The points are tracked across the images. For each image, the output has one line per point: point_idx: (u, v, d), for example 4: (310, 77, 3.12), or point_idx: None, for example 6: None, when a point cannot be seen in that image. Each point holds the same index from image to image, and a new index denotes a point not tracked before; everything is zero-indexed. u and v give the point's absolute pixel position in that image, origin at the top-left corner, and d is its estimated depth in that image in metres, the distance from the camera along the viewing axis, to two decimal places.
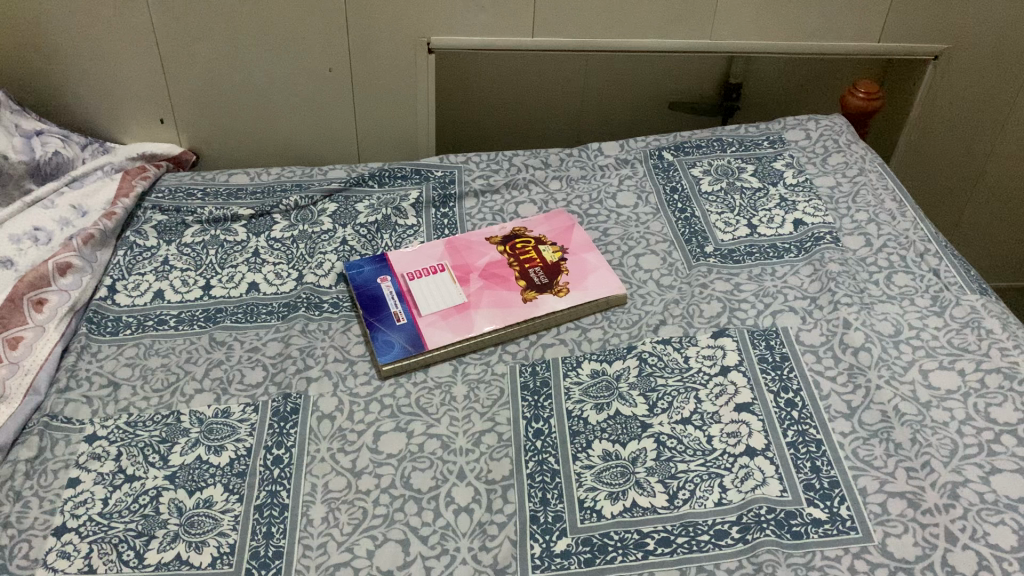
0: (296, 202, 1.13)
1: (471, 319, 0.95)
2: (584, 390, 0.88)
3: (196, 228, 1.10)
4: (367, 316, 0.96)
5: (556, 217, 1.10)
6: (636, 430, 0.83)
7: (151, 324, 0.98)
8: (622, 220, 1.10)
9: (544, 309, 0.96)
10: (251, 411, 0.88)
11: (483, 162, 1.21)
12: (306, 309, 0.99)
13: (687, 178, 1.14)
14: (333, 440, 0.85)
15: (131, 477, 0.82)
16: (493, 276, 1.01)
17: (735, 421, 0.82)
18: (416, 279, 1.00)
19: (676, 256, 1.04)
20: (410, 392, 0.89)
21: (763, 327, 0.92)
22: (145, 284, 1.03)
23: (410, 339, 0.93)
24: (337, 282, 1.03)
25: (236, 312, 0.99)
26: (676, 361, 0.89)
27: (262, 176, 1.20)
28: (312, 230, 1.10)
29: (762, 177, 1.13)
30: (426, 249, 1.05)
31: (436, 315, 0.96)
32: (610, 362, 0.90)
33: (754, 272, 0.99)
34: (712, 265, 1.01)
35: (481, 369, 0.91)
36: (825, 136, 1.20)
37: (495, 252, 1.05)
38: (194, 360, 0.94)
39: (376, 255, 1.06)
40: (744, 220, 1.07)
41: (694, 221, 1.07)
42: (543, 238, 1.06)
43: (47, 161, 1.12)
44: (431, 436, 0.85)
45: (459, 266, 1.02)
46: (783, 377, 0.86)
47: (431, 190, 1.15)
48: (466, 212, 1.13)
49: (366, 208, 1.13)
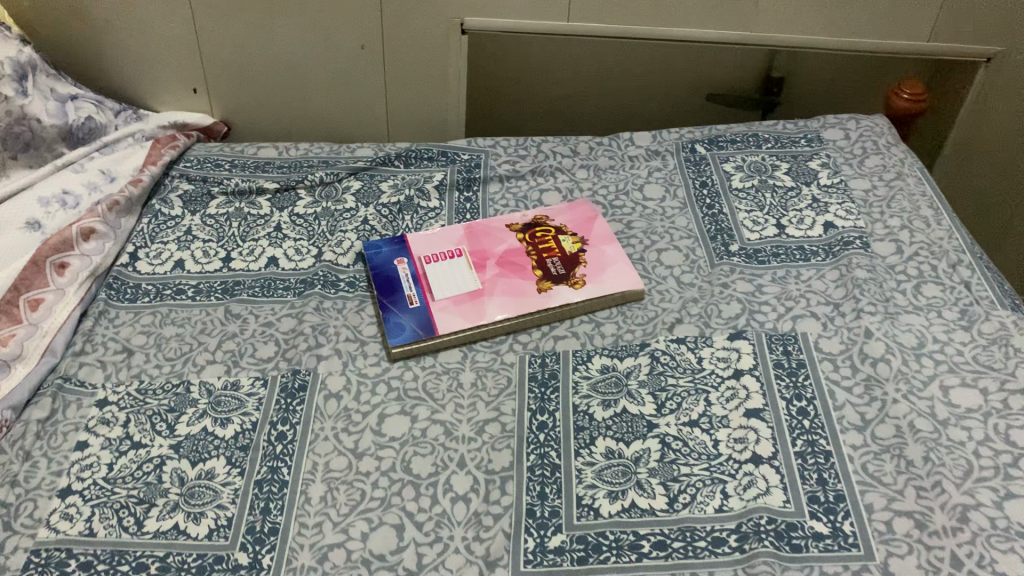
0: (321, 179, 1.13)
1: (484, 307, 0.94)
2: (592, 384, 0.87)
3: (221, 200, 1.11)
4: (381, 297, 0.96)
5: (579, 207, 1.07)
6: (642, 429, 0.82)
7: (168, 294, 0.99)
8: (645, 213, 1.08)
9: (558, 301, 0.94)
10: (260, 385, 0.89)
11: (510, 147, 1.19)
12: (322, 287, 0.99)
13: (718, 173, 1.13)
14: (337, 420, 0.85)
15: (137, 444, 0.84)
16: (509, 264, 0.99)
17: (744, 427, 0.80)
18: (432, 263, 0.99)
19: (699, 254, 1.01)
20: (418, 376, 0.89)
21: (781, 331, 0.90)
22: (166, 253, 1.04)
23: (422, 326, 0.92)
24: (355, 261, 1.03)
25: (254, 286, 1.00)
26: (689, 362, 0.87)
27: (290, 151, 1.20)
28: (335, 208, 1.10)
29: (795, 176, 1.11)
30: (444, 234, 1.04)
31: (449, 301, 0.95)
32: (621, 358, 0.89)
33: (778, 275, 0.97)
34: (735, 265, 0.98)
35: (490, 358, 0.91)
36: (865, 137, 1.17)
37: (514, 239, 1.02)
38: (208, 332, 0.95)
39: (395, 236, 1.04)
40: (771, 221, 1.04)
41: (721, 219, 1.05)
42: (564, 227, 1.04)
43: (80, 126, 1.13)
44: (435, 421, 0.85)
45: (476, 252, 1.01)
46: (797, 385, 0.84)
47: (456, 173, 1.14)
48: (490, 197, 1.12)
49: (389, 188, 1.13)
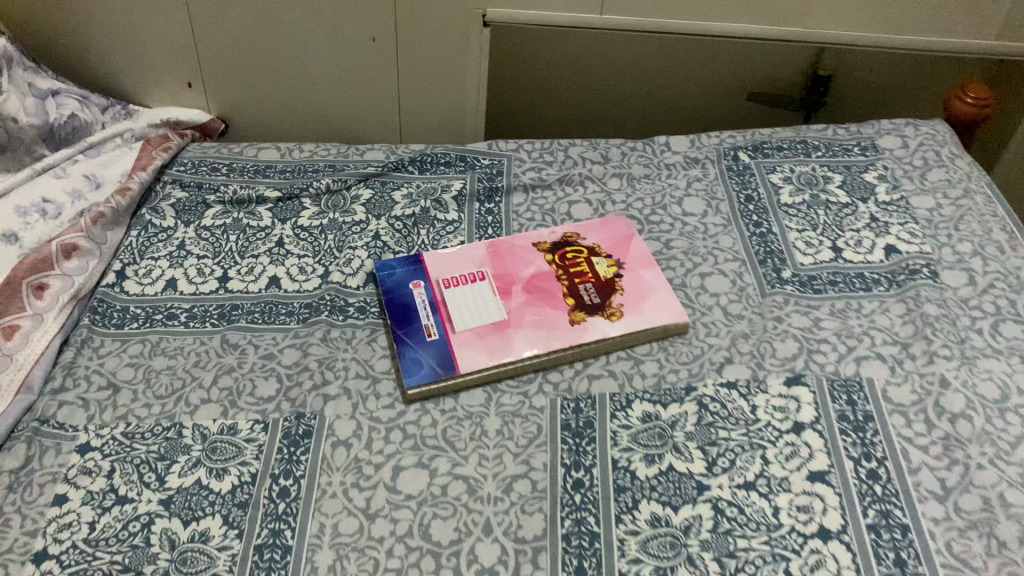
0: (329, 186, 1.03)
1: (511, 340, 0.84)
2: (633, 436, 0.77)
3: (217, 209, 1.01)
4: (395, 327, 0.86)
5: (613, 223, 0.97)
6: (691, 492, 0.73)
7: (159, 319, 0.89)
8: (686, 231, 0.97)
9: (593, 335, 0.84)
10: (260, 430, 0.80)
11: (534, 152, 1.09)
12: (329, 313, 0.89)
13: (764, 185, 1.02)
14: (347, 473, 0.76)
15: (123, 499, 0.74)
16: (537, 290, 0.89)
17: (808, 493, 0.71)
18: (452, 287, 0.89)
19: (747, 279, 0.91)
20: (436, 421, 0.80)
21: (844, 376, 0.80)
22: (157, 271, 0.94)
23: (442, 361, 0.83)
24: (365, 282, 0.93)
25: (253, 311, 0.90)
26: (742, 411, 0.78)
27: (293, 153, 1.10)
28: (343, 221, 1.00)
29: (850, 190, 1.01)
30: (464, 252, 0.94)
31: (471, 332, 0.85)
32: (665, 405, 0.79)
33: (838, 306, 0.87)
34: (789, 294, 0.88)
35: (517, 401, 0.81)
36: (925, 146, 1.06)
37: (543, 260, 0.92)
38: (203, 365, 0.85)
39: (410, 255, 0.94)
40: (826, 242, 0.94)
41: (770, 239, 0.95)
42: (597, 248, 0.94)
43: (61, 126, 1.03)
44: (457, 476, 0.76)
45: (500, 275, 0.91)
46: (866, 442, 0.74)
47: (476, 182, 1.04)
48: (513, 209, 1.01)
49: (402, 197, 1.02)
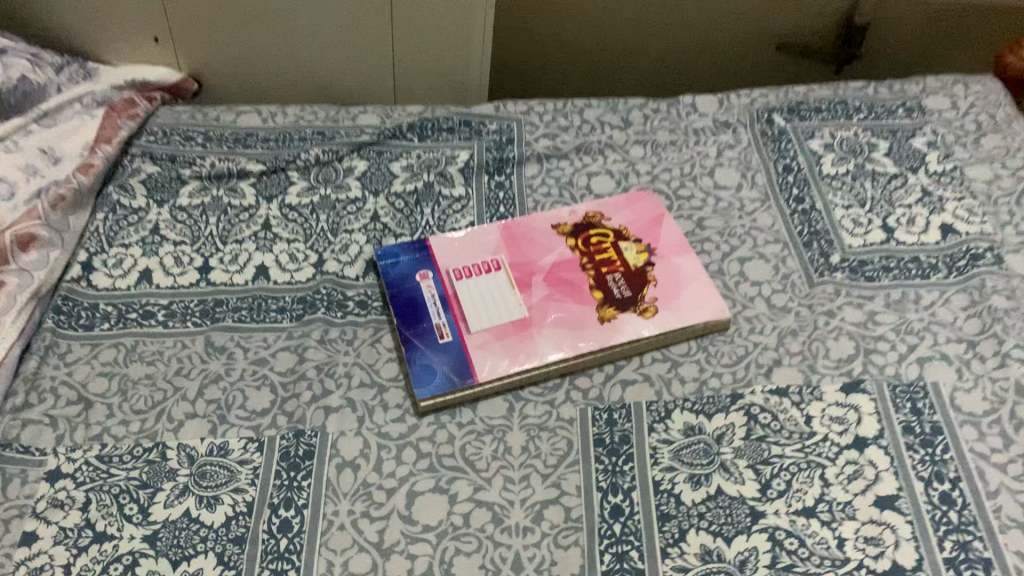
0: (318, 157, 0.92)
1: (534, 341, 0.75)
2: (675, 453, 0.69)
3: (194, 185, 0.89)
4: (402, 328, 0.76)
5: (641, 201, 0.87)
6: (744, 520, 0.65)
7: (133, 318, 0.79)
8: (719, 208, 0.88)
9: (625, 335, 0.75)
10: (254, 451, 0.71)
11: (546, 115, 0.98)
12: (326, 309, 0.79)
13: (804, 153, 0.93)
14: (356, 500, 0.68)
15: (101, 536, 0.66)
16: (560, 282, 0.80)
17: (876, 521, 0.64)
18: (465, 279, 0.80)
19: (792, 265, 0.82)
20: (453, 437, 0.71)
21: (907, 380, 0.72)
22: (129, 260, 0.83)
23: (457, 368, 0.73)
24: (365, 272, 0.82)
25: (240, 307, 0.80)
26: (796, 423, 0.70)
27: (276, 118, 0.98)
28: (337, 198, 0.89)
29: (898, 159, 0.92)
30: (476, 237, 0.84)
31: (489, 332, 0.76)
32: (709, 416, 0.71)
33: (894, 296, 0.79)
34: (840, 283, 0.80)
35: (543, 412, 0.72)
36: (977, 108, 0.97)
37: (564, 247, 0.83)
38: (186, 373, 0.75)
39: (415, 240, 0.84)
40: (875, 221, 0.85)
41: (815, 218, 0.86)
42: (624, 231, 0.84)
43: (11, 91, 0.90)
44: (479, 503, 0.67)
45: (518, 265, 0.81)
46: (936, 460, 0.67)
47: (484, 152, 0.93)
48: (527, 182, 0.91)
49: (401, 170, 0.91)
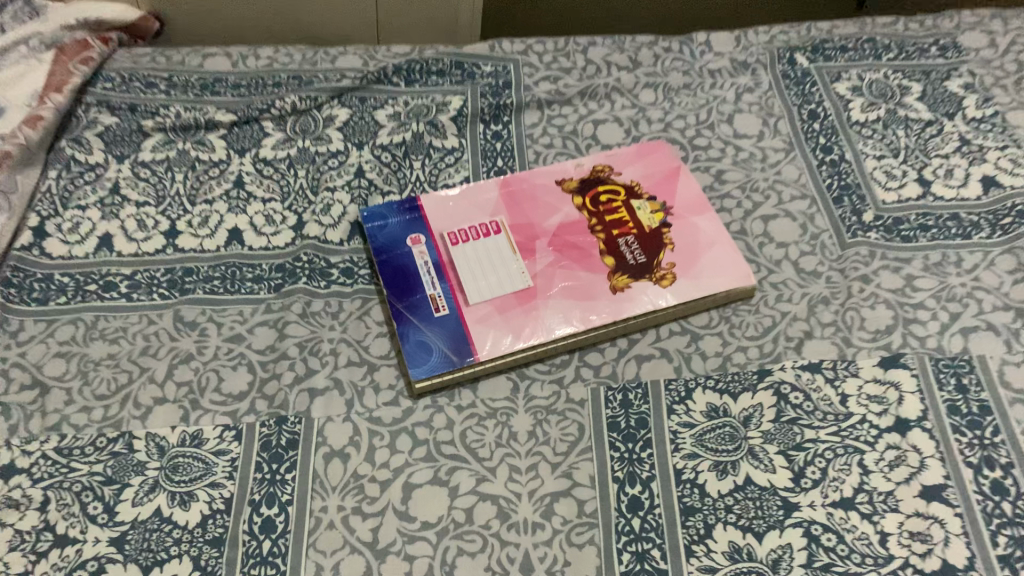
0: (295, 104, 0.83)
1: (540, 314, 0.68)
2: (698, 437, 0.63)
3: (158, 138, 0.80)
4: (393, 300, 0.69)
5: (654, 153, 0.79)
6: (777, 513, 0.59)
7: (93, 290, 0.71)
8: (739, 160, 0.80)
9: (640, 306, 0.68)
10: (232, 440, 0.63)
11: (546, 56, 0.89)
12: (308, 278, 0.72)
13: (830, 98, 0.85)
14: (346, 495, 0.61)
15: (63, 540, 0.59)
16: (567, 246, 0.72)
17: (922, 514, 0.58)
18: (462, 243, 0.72)
19: (820, 224, 0.75)
20: (453, 422, 0.64)
21: (951, 354, 0.66)
22: (86, 224, 0.74)
23: (455, 345, 0.66)
24: (350, 235, 0.74)
25: (212, 277, 0.72)
26: (831, 403, 0.64)
27: (248, 61, 0.88)
28: (317, 151, 0.80)
29: (933, 103, 0.84)
30: (472, 196, 0.76)
31: (489, 304, 0.68)
32: (734, 395, 0.65)
33: (933, 258, 0.71)
34: (874, 244, 0.73)
35: (551, 393, 0.66)
36: (1017, 46, 0.89)
37: (570, 206, 0.75)
38: (153, 352, 0.68)
39: (405, 198, 0.76)
40: (911, 173, 0.78)
41: (844, 171, 0.79)
42: (636, 188, 0.76)
43: None
44: (483, 496, 0.61)
45: (520, 227, 0.73)
46: (986, 444, 0.61)
47: (479, 98, 0.84)
48: (527, 132, 0.83)
49: (387, 118, 0.82)
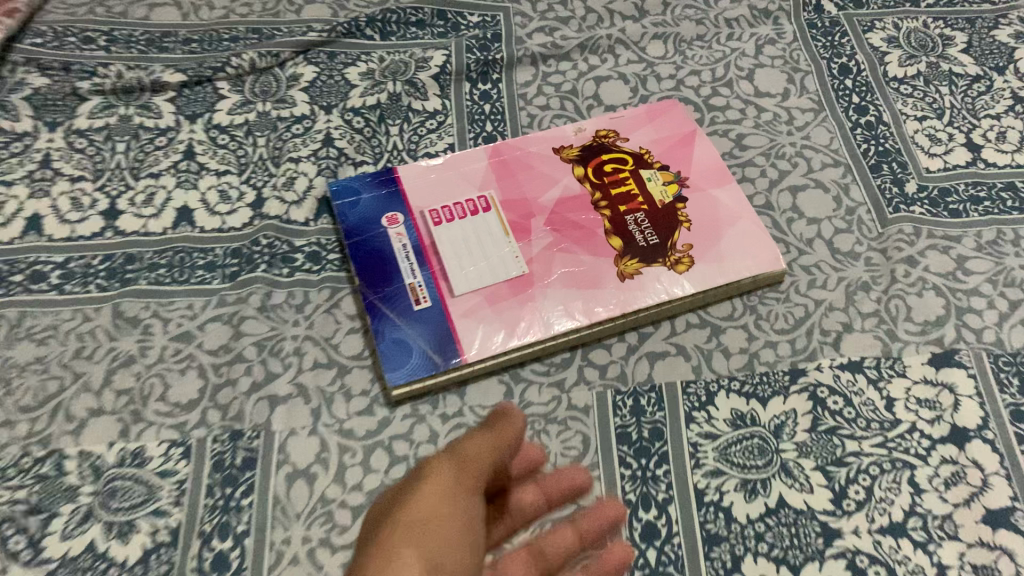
0: (254, 61, 0.72)
1: (537, 305, 0.59)
2: (722, 451, 0.54)
3: (95, 102, 0.70)
4: (366, 290, 0.59)
5: (665, 116, 0.70)
6: (816, 542, 0.51)
7: (19, 281, 0.61)
8: (761, 123, 0.70)
9: (652, 295, 0.59)
10: (179, 458, 0.54)
11: (541, 4, 0.79)
12: (268, 265, 0.62)
13: (863, 49, 0.75)
14: (313, 523, 0.52)
15: None
16: (567, 225, 0.62)
17: (987, 544, 0.49)
18: (446, 222, 0.62)
19: (856, 196, 0.65)
20: (437, 435, 0.56)
21: (1014, 349, 0.57)
22: (12, 203, 0.64)
23: (438, 344, 0.57)
24: (317, 213, 0.65)
25: (157, 264, 0.62)
26: (875, 410, 0.55)
27: (200, 11, 0.77)
28: (279, 115, 0.70)
29: (981, 55, 0.74)
30: (458, 166, 0.66)
31: (478, 294, 0.59)
32: (763, 401, 0.56)
33: (988, 236, 0.62)
34: (920, 220, 0.63)
35: (550, 399, 0.57)
36: None
37: (570, 178, 0.65)
38: (89, 355, 0.58)
39: (381, 170, 0.66)
40: (959, 137, 0.68)
41: (882, 134, 0.69)
42: (645, 156, 0.67)
43: None
44: None
45: (512, 203, 0.64)
46: None
47: (465, 53, 0.74)
48: (519, 91, 0.73)
49: (359, 77, 0.72)
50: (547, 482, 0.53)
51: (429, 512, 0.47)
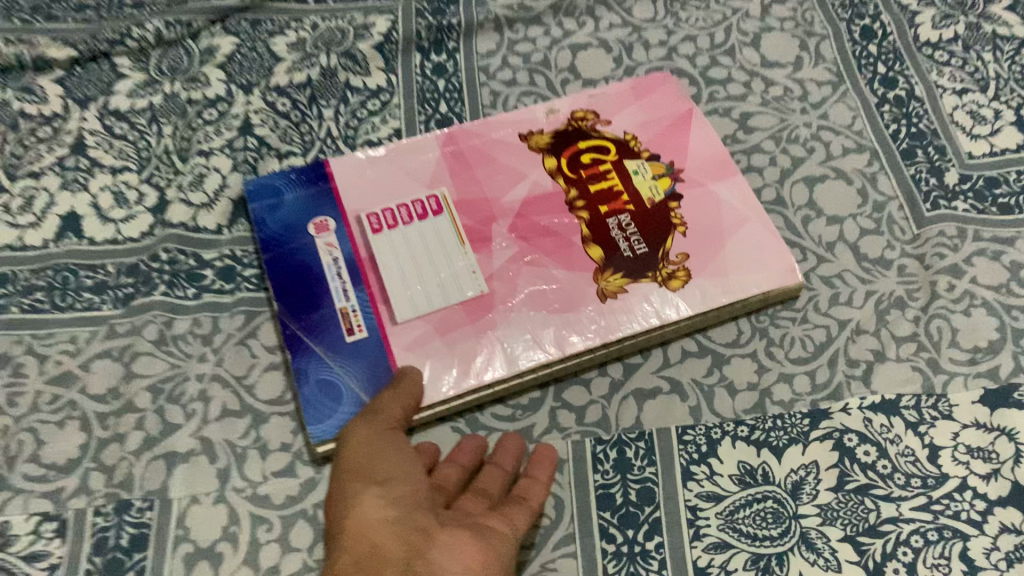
0: (159, 32, 0.59)
1: (498, 335, 0.47)
2: (727, 517, 0.44)
3: None
4: (285, 318, 0.48)
5: (655, 92, 0.57)
6: None
7: None
8: (769, 100, 0.59)
9: (640, 320, 0.48)
10: (52, 538, 0.43)
11: None
12: (170, 285, 0.51)
13: (890, 7, 0.63)
14: None
15: None
16: (535, 231, 0.51)
17: None
18: (386, 230, 0.50)
19: (886, 190, 0.54)
20: None
21: None
22: None
23: (376, 387, 0.46)
24: (231, 218, 0.53)
25: (33, 285, 0.50)
26: (917, 463, 0.44)
27: None
28: (189, 98, 0.58)
29: None
30: (404, 157, 0.54)
31: (425, 321, 0.48)
32: (777, 451, 0.45)
33: None
34: (964, 219, 0.52)
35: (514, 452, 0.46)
36: None
37: (540, 170, 0.54)
38: None
39: (310, 163, 0.54)
40: (1007, 114, 0.57)
41: (916, 112, 0.57)
42: (631, 143, 0.55)
43: None
44: None
45: (468, 203, 0.52)
46: None
47: (415, 17, 0.61)
48: (480, 63, 0.60)
49: (288, 49, 0.60)
50: (456, 454, 0.45)
51: (365, 484, 0.39)
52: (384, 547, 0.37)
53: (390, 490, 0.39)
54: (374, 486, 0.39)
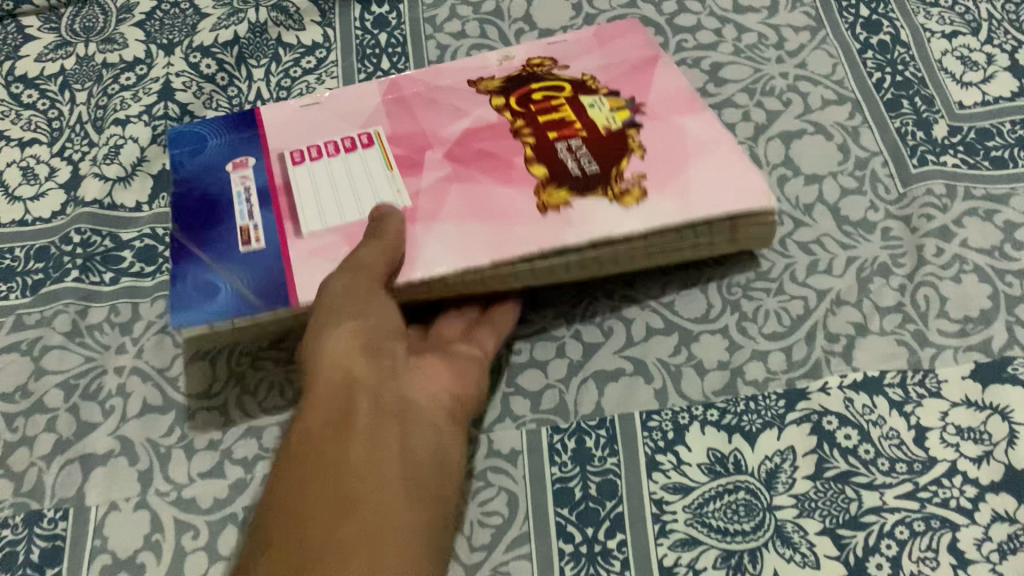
0: None
1: (418, 251, 0.41)
2: (696, 510, 0.40)
3: None
4: (179, 235, 0.43)
5: (624, 35, 0.52)
6: None
7: None
8: (742, 49, 0.54)
9: (583, 232, 0.41)
10: None
11: None
12: (83, 270, 0.46)
13: None
14: None
15: None
16: (473, 159, 0.45)
17: None
18: (308, 161, 0.46)
19: (869, 144, 0.50)
20: None
21: None
22: None
23: (259, 289, 0.40)
24: (152, 194, 0.48)
25: None
26: (901, 444, 0.41)
27: None
28: (105, 61, 0.53)
29: None
30: (342, 105, 0.49)
31: (334, 237, 0.42)
32: (749, 437, 0.41)
33: None
34: (954, 176, 0.48)
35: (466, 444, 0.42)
36: None
37: (485, 108, 0.48)
38: None
39: (241, 111, 0.50)
40: (1000, 59, 0.53)
41: (901, 59, 0.53)
42: (589, 83, 0.49)
43: None
44: None
45: (402, 141, 0.46)
46: None
47: None
48: (426, 15, 0.55)
49: (213, 5, 0.56)
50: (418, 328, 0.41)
51: (336, 314, 0.36)
52: (351, 363, 0.34)
53: (363, 320, 0.36)
54: (346, 317, 0.36)
